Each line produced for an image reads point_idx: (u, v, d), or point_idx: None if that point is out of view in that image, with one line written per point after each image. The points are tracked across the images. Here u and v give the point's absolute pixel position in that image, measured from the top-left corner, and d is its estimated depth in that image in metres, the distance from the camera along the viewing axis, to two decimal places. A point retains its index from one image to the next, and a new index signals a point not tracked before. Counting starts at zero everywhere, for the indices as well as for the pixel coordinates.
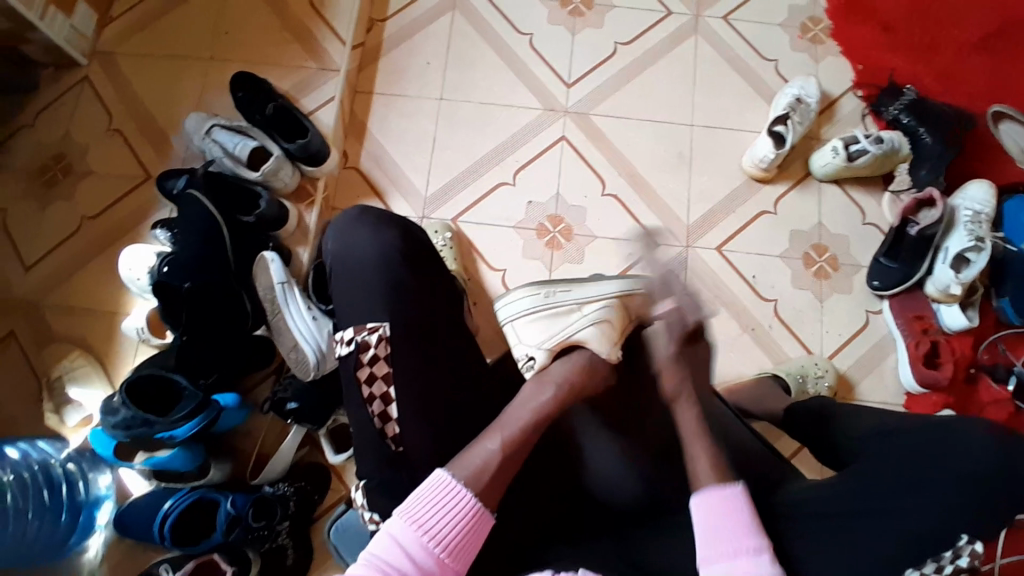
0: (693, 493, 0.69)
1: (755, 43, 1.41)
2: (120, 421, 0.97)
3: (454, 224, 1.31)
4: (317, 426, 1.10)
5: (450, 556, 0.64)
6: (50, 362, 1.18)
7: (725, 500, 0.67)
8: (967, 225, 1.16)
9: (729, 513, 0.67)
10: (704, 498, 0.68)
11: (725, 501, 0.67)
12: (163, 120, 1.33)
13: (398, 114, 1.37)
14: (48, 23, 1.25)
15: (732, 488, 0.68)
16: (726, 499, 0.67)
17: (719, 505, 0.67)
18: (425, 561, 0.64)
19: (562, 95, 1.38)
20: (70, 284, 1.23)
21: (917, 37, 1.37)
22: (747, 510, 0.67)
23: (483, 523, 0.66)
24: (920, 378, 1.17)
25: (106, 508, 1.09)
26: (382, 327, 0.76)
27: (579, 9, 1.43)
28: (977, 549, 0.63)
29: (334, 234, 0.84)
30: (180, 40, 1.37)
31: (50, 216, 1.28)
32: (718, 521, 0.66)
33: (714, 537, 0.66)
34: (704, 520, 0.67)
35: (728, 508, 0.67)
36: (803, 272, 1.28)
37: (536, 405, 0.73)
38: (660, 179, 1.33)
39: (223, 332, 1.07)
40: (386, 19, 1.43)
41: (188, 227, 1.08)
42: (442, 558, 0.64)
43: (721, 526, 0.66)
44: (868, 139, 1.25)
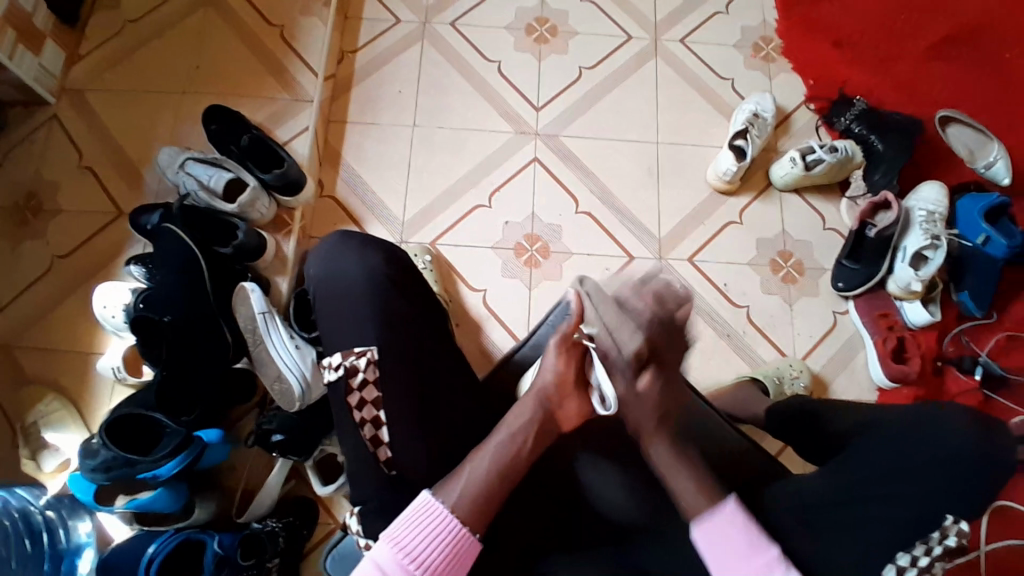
0: (690, 527, 0.69)
1: (713, 63, 1.48)
2: (99, 463, 0.94)
3: (433, 247, 1.32)
4: (302, 459, 1.09)
5: None
6: (24, 407, 1.14)
7: (726, 522, 0.68)
8: (923, 225, 1.23)
9: (733, 534, 0.67)
10: (703, 526, 0.68)
11: (722, 525, 0.68)
12: (135, 157, 1.32)
13: (372, 141, 1.39)
14: (16, 64, 1.24)
15: (723, 510, 0.68)
16: (721, 520, 0.68)
17: (723, 528, 0.68)
18: None
19: (532, 118, 1.42)
20: (43, 327, 1.20)
21: (864, 52, 1.45)
22: (744, 524, 0.68)
23: (469, 548, 0.66)
24: (889, 373, 1.22)
25: (87, 555, 1.03)
26: (370, 351, 0.76)
27: (545, 37, 1.48)
28: (964, 529, 0.67)
29: (316, 260, 0.85)
30: (150, 76, 1.38)
31: (20, 256, 1.25)
32: (723, 548, 0.67)
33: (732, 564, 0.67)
34: (714, 549, 0.67)
35: (733, 527, 0.68)
36: (772, 278, 1.33)
37: (510, 437, 0.71)
38: (630, 194, 1.37)
39: (209, 363, 1.05)
40: (357, 51, 1.46)
41: (166, 263, 1.07)
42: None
43: (733, 551, 0.67)
44: (823, 148, 1.31)
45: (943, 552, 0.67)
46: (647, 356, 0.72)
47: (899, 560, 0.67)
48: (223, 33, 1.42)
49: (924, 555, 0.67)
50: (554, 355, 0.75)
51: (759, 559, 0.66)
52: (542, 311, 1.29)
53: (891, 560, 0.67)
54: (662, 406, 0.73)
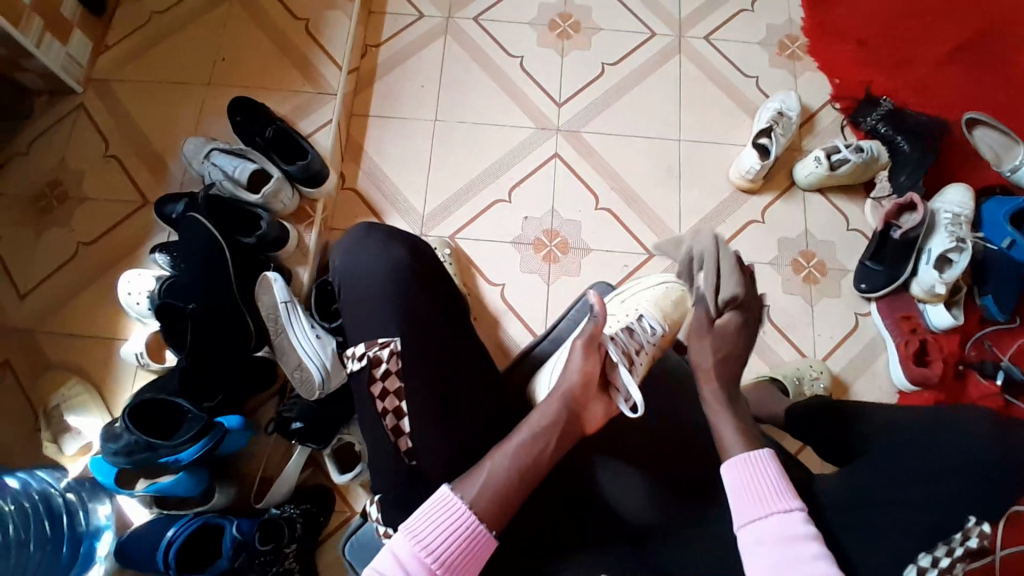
0: (725, 460, 0.71)
1: (736, 61, 1.47)
2: (122, 447, 0.96)
3: (452, 241, 1.33)
4: (321, 446, 1.10)
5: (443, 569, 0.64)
6: (46, 391, 1.16)
7: (759, 464, 0.69)
8: (949, 228, 1.21)
9: (761, 477, 0.68)
10: (737, 459, 0.70)
11: (756, 465, 0.69)
12: (160, 146, 1.34)
13: (394, 135, 1.40)
14: (43, 51, 1.26)
15: (760, 453, 0.70)
16: (755, 461, 0.70)
17: (754, 468, 0.69)
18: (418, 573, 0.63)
19: (553, 114, 1.42)
20: (69, 312, 1.22)
21: (891, 52, 1.43)
22: (776, 473, 0.68)
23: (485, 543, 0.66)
24: (911, 376, 1.20)
25: (106, 538, 1.07)
26: (393, 342, 0.77)
27: (567, 33, 1.48)
28: (985, 530, 0.66)
29: (340, 253, 0.86)
30: (176, 67, 1.39)
31: (47, 243, 1.27)
32: (746, 487, 0.68)
33: (751, 503, 0.67)
34: (739, 488, 0.69)
35: (763, 471, 0.69)
36: (793, 278, 1.32)
37: (528, 432, 0.72)
38: (651, 191, 1.37)
39: (229, 351, 1.07)
40: (380, 44, 1.47)
41: (191, 253, 1.08)
42: (434, 568, 0.63)
43: (757, 492, 0.67)
44: (849, 148, 1.30)
45: (965, 554, 0.66)
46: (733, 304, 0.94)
47: (920, 560, 0.66)
48: (248, 26, 1.43)
49: (945, 556, 0.65)
50: (579, 359, 0.79)
51: (780, 504, 0.66)
52: (560, 307, 1.29)
53: (911, 560, 0.66)
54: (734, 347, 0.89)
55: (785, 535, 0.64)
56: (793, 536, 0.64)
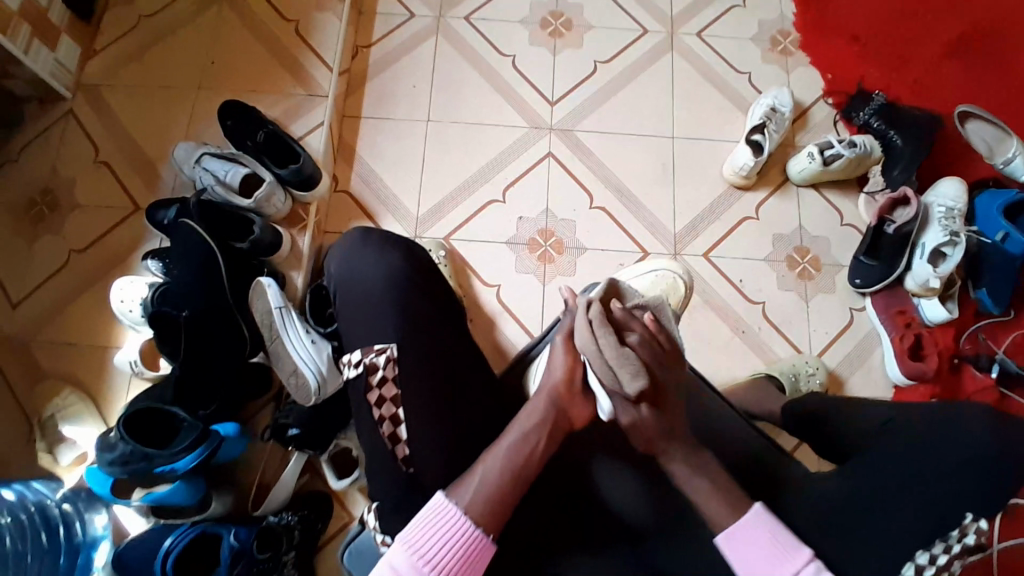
0: (715, 536, 0.68)
1: (728, 57, 1.46)
2: (117, 458, 0.94)
3: (447, 243, 1.32)
4: (318, 452, 1.10)
5: None
6: (42, 400, 1.16)
7: (752, 529, 0.67)
8: (942, 221, 1.21)
9: (758, 542, 0.66)
10: (727, 533, 0.67)
11: (747, 532, 0.67)
12: (151, 152, 1.33)
13: (387, 136, 1.39)
14: (33, 57, 1.24)
15: (748, 516, 0.68)
16: (746, 529, 0.67)
17: (749, 535, 0.67)
18: None
19: (546, 114, 1.42)
20: (61, 321, 1.21)
21: (882, 46, 1.44)
22: (771, 529, 0.67)
23: (483, 552, 0.66)
24: (906, 371, 1.21)
25: (103, 548, 1.06)
26: (390, 347, 0.77)
27: (559, 31, 1.47)
28: (983, 526, 0.66)
29: (336, 260, 0.85)
30: (165, 71, 1.38)
31: (37, 251, 1.26)
32: (748, 555, 0.66)
33: (759, 570, 0.66)
34: (739, 560, 0.67)
35: (759, 535, 0.67)
36: (788, 274, 1.32)
37: (524, 437, 0.71)
38: (645, 189, 1.37)
39: (223, 357, 1.07)
40: (371, 45, 1.46)
41: (184, 260, 1.07)
42: None
43: (758, 559, 0.66)
44: (841, 143, 1.30)
45: (962, 550, 0.66)
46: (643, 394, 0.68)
47: (918, 558, 0.66)
48: (238, 29, 1.42)
49: (943, 553, 0.66)
50: (560, 357, 0.76)
51: (787, 565, 0.65)
52: (556, 308, 1.29)
53: (908, 559, 0.67)
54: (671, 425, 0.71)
55: None
56: None
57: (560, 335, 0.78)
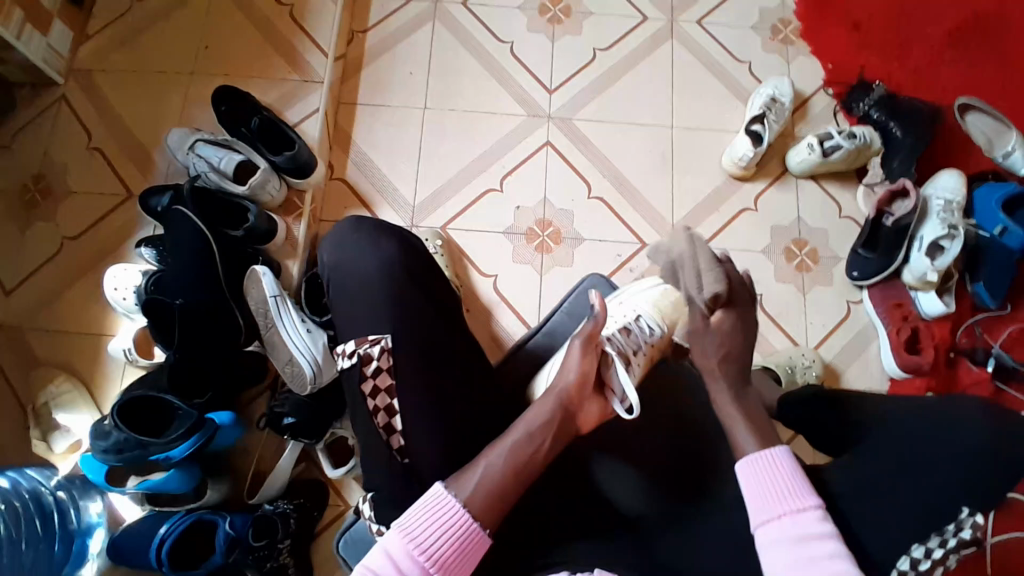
0: (738, 460, 0.72)
1: (729, 46, 1.45)
2: (111, 445, 0.94)
3: (444, 232, 1.31)
4: (313, 442, 1.10)
5: (437, 569, 0.64)
6: (36, 387, 1.15)
7: (771, 463, 0.70)
8: (940, 215, 1.21)
9: (775, 473, 0.70)
10: (749, 461, 0.71)
11: (766, 466, 0.70)
12: (144, 138, 1.31)
13: (383, 124, 1.38)
14: (25, 42, 1.22)
15: (772, 452, 0.71)
16: (767, 460, 0.71)
17: (766, 468, 0.70)
18: (411, 571, 0.63)
19: (545, 102, 1.40)
20: (54, 309, 1.20)
21: (884, 36, 1.42)
22: (792, 469, 0.70)
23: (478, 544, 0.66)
24: (902, 364, 1.21)
25: (98, 535, 1.07)
26: (384, 338, 0.76)
27: (558, 17, 1.45)
28: (979, 521, 0.67)
29: (330, 246, 0.84)
30: (158, 55, 1.36)
31: (30, 238, 1.25)
32: (760, 484, 0.70)
33: (765, 498, 0.68)
34: (751, 487, 0.70)
35: (776, 471, 0.70)
36: (785, 266, 1.32)
37: (521, 432, 0.71)
38: (644, 178, 1.36)
39: (215, 346, 1.06)
40: (367, 30, 1.43)
41: (179, 248, 1.06)
42: (429, 569, 0.63)
43: (768, 492, 0.69)
44: (841, 134, 1.29)
45: (958, 544, 0.67)
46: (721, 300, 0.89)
47: (913, 552, 0.67)
48: (231, 12, 1.40)
49: (939, 547, 0.66)
50: (576, 360, 0.78)
51: (793, 503, 0.67)
52: (553, 299, 1.28)
53: (904, 552, 0.67)
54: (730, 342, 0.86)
55: (801, 535, 0.65)
56: (810, 535, 0.65)
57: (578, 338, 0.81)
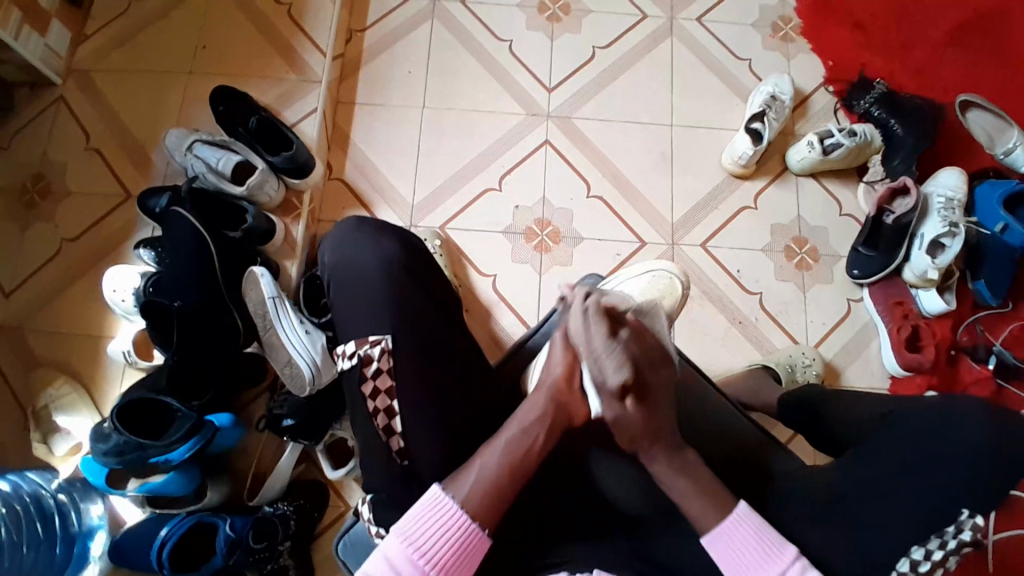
0: (701, 537, 0.70)
1: (730, 44, 1.44)
2: (112, 448, 0.94)
3: (443, 232, 1.31)
4: (313, 443, 1.10)
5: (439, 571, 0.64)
6: (36, 389, 1.15)
7: (737, 529, 0.69)
8: (941, 212, 1.20)
9: (743, 540, 0.68)
10: (713, 535, 0.69)
11: (733, 532, 0.69)
12: (142, 138, 1.31)
13: (382, 123, 1.37)
14: (23, 44, 1.22)
15: (731, 518, 0.69)
16: (731, 529, 0.69)
17: (735, 535, 0.69)
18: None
19: (544, 101, 1.39)
20: (53, 311, 1.20)
21: (884, 32, 1.41)
22: (757, 528, 0.69)
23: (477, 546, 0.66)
24: (904, 362, 1.20)
25: (99, 538, 1.06)
26: (385, 339, 0.76)
27: (557, 15, 1.44)
28: (978, 523, 0.67)
29: (331, 245, 0.84)
30: (156, 55, 1.35)
31: (29, 240, 1.24)
32: (735, 555, 0.68)
33: (746, 570, 0.68)
34: (726, 559, 0.68)
35: (745, 535, 0.68)
36: (786, 265, 1.31)
37: (519, 431, 0.71)
38: (644, 177, 1.35)
39: (213, 348, 1.05)
40: (365, 30, 1.43)
41: (177, 249, 1.06)
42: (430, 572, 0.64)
43: (744, 558, 0.68)
44: (841, 132, 1.29)
45: (958, 546, 0.67)
46: (630, 385, 0.69)
47: (913, 554, 0.67)
48: (229, 11, 1.39)
49: (938, 549, 0.66)
50: (559, 352, 0.75)
51: (772, 564, 0.67)
52: (553, 298, 1.28)
53: (904, 553, 0.67)
54: (658, 424, 0.71)
55: None
56: None
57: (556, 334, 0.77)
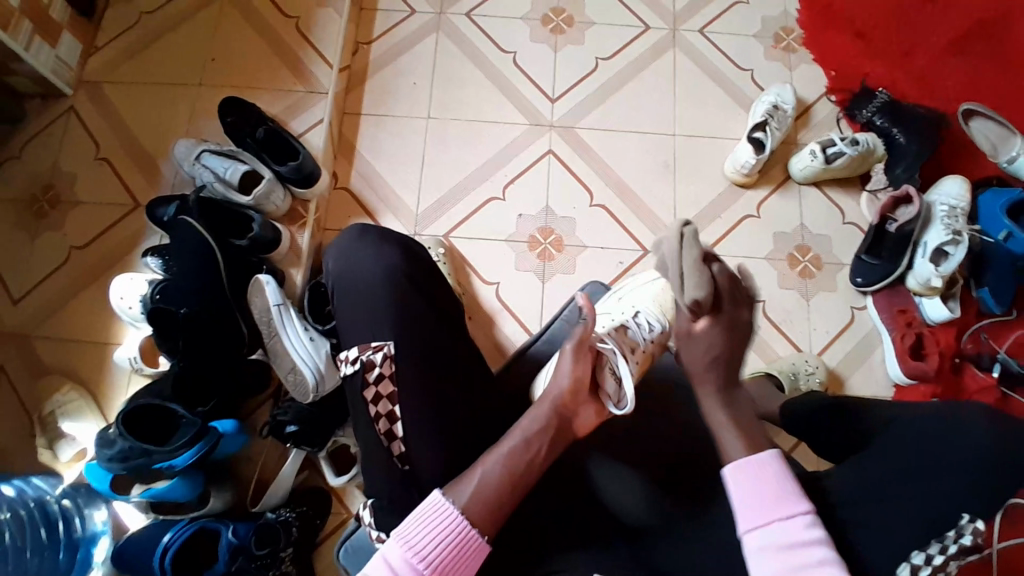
0: (725, 466, 0.69)
1: (732, 55, 1.45)
2: (117, 454, 0.95)
3: (447, 240, 1.32)
4: (316, 449, 1.10)
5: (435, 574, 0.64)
6: (42, 396, 1.16)
7: (762, 466, 0.68)
8: (944, 220, 1.20)
9: (764, 477, 0.67)
10: (736, 467, 0.68)
11: (756, 469, 0.67)
12: (151, 149, 1.33)
13: (387, 133, 1.39)
14: (33, 54, 1.25)
15: (761, 455, 0.68)
16: (757, 465, 0.68)
17: (757, 471, 0.67)
18: None
19: (547, 111, 1.41)
20: (60, 318, 1.22)
21: (886, 42, 1.42)
22: (781, 473, 0.67)
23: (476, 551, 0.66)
24: (907, 369, 1.20)
25: (102, 543, 1.06)
26: (387, 346, 0.77)
27: (561, 27, 1.46)
28: (979, 528, 0.66)
29: (334, 255, 0.85)
30: (166, 67, 1.38)
31: (38, 248, 1.26)
32: (750, 490, 0.67)
33: (756, 503, 0.66)
34: (739, 490, 0.67)
35: (766, 472, 0.67)
36: (789, 273, 1.31)
37: (521, 436, 0.71)
38: (646, 186, 1.36)
39: (220, 355, 1.07)
40: (372, 42, 1.45)
41: (183, 255, 1.07)
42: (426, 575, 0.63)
43: (757, 494, 0.66)
44: (844, 141, 1.29)
45: (959, 551, 0.65)
46: (705, 308, 0.77)
47: (913, 559, 0.66)
48: (239, 24, 1.42)
49: (939, 554, 0.65)
50: (568, 364, 0.76)
51: (784, 507, 0.65)
52: (556, 306, 1.29)
53: (905, 560, 0.66)
54: (717, 351, 0.77)
55: (789, 543, 0.63)
56: (797, 544, 0.63)
57: (568, 344, 0.79)
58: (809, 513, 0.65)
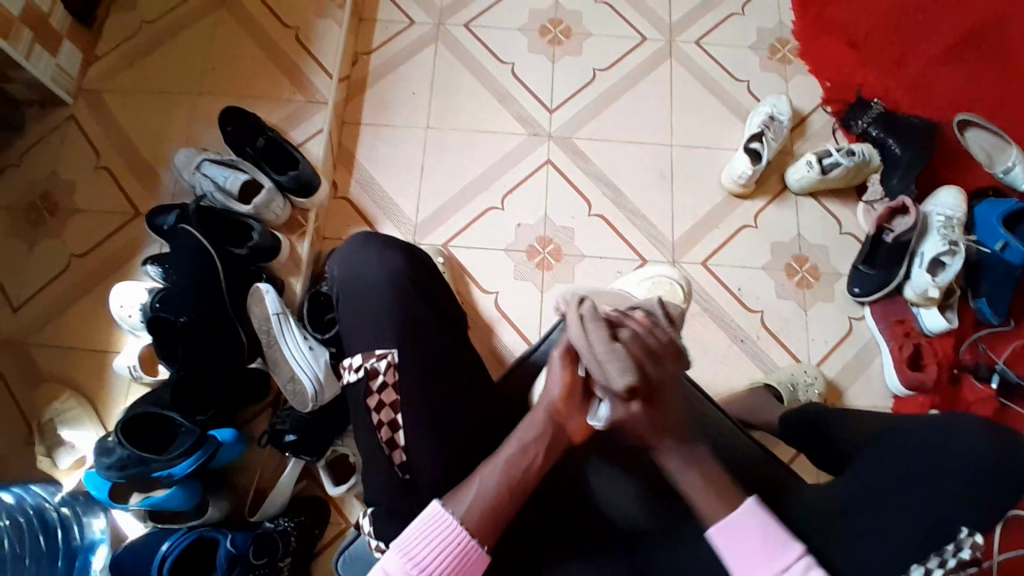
0: (707, 526, 0.69)
1: (728, 66, 1.47)
2: (115, 462, 0.94)
3: (446, 249, 1.33)
4: (315, 458, 1.10)
5: None
6: (40, 405, 1.16)
7: (745, 519, 0.67)
8: (940, 231, 1.21)
9: (751, 531, 0.67)
10: (721, 526, 0.68)
11: (742, 524, 0.67)
12: (151, 157, 1.33)
13: (386, 143, 1.40)
14: (34, 63, 1.26)
15: (740, 509, 0.68)
16: (739, 520, 0.67)
17: (742, 525, 0.67)
18: None
19: (545, 121, 1.42)
20: (59, 325, 1.22)
21: (881, 54, 1.44)
22: (767, 522, 0.67)
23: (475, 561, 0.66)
24: (905, 380, 1.21)
25: (100, 552, 1.04)
26: (391, 354, 0.77)
27: (558, 38, 1.48)
28: (978, 541, 0.66)
29: (339, 260, 0.85)
30: (166, 76, 1.39)
31: (37, 255, 1.27)
32: (742, 544, 0.67)
33: (752, 558, 0.66)
34: (731, 548, 0.67)
35: (752, 525, 0.67)
36: (786, 282, 1.32)
37: (520, 446, 0.71)
38: (643, 196, 1.37)
39: (218, 363, 1.07)
40: (371, 52, 1.46)
41: (182, 264, 1.08)
42: None
43: (751, 550, 0.66)
44: (840, 152, 1.30)
45: (957, 564, 0.66)
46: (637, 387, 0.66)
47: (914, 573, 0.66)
48: (239, 34, 1.43)
49: (938, 568, 0.65)
50: (558, 371, 0.73)
51: (780, 557, 0.66)
52: (554, 314, 1.29)
53: (902, 570, 0.66)
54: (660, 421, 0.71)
55: None
56: None
57: (557, 348, 0.76)
58: (804, 555, 0.66)
